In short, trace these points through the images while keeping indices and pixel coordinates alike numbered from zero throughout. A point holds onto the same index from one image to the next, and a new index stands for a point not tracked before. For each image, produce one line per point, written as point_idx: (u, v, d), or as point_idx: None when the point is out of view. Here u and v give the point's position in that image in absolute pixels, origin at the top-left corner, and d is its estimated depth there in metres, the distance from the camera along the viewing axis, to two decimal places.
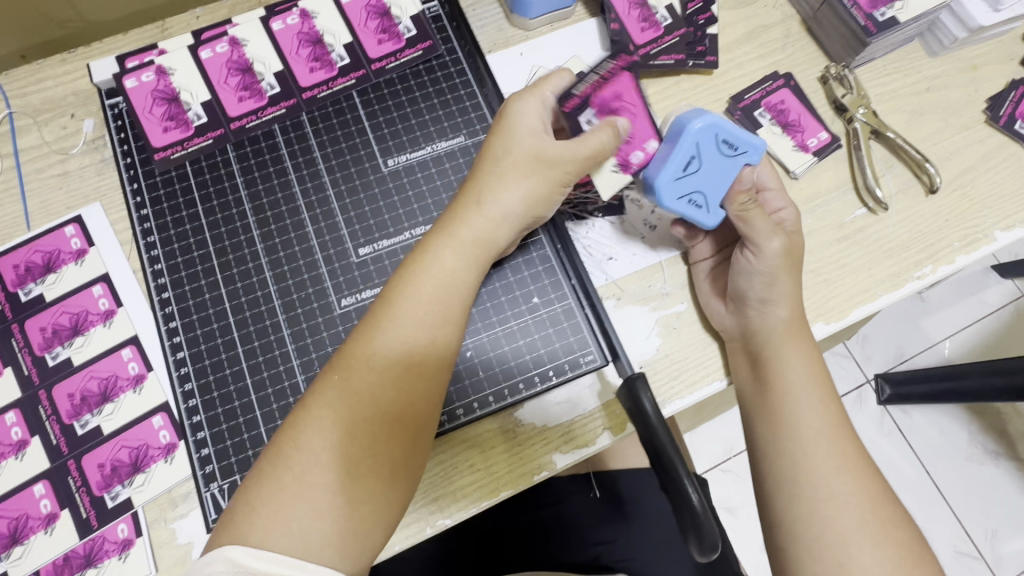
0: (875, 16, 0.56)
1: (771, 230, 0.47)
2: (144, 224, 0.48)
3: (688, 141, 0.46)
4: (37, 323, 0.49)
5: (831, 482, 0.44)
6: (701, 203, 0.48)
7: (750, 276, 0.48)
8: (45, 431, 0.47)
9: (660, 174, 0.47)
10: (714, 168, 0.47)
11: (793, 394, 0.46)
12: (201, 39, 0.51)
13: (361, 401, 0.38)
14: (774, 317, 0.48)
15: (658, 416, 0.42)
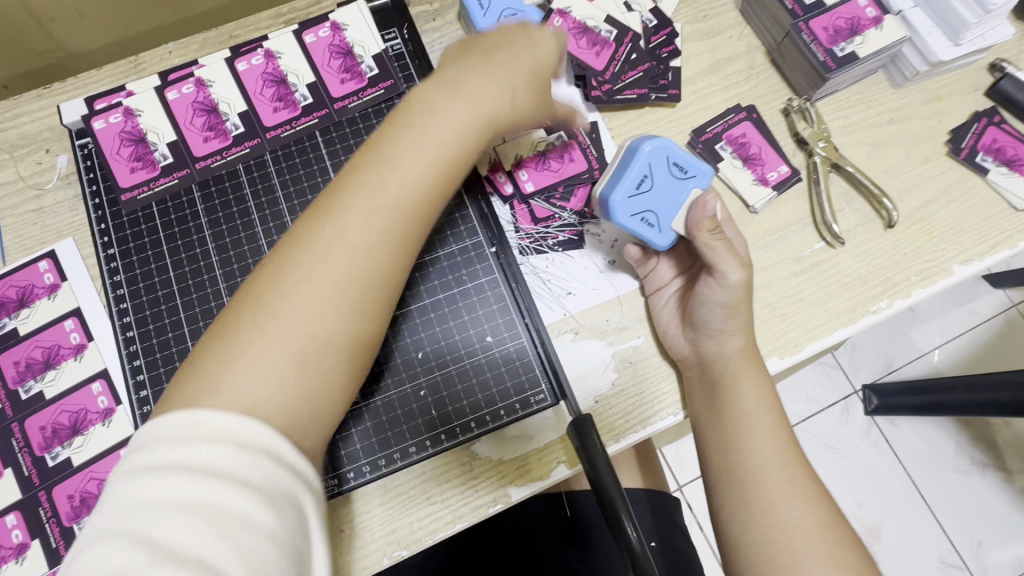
0: (835, 52, 0.56)
1: (735, 260, 0.47)
2: (111, 264, 0.50)
3: (641, 162, 0.49)
4: (10, 356, 0.51)
5: (780, 507, 0.44)
6: (653, 222, 0.50)
7: (712, 305, 0.48)
8: (17, 463, 0.49)
9: (615, 189, 0.49)
10: (667, 189, 0.49)
11: (743, 424, 0.47)
12: (167, 80, 0.52)
13: (362, 248, 0.38)
14: (725, 350, 0.48)
15: (602, 455, 0.43)
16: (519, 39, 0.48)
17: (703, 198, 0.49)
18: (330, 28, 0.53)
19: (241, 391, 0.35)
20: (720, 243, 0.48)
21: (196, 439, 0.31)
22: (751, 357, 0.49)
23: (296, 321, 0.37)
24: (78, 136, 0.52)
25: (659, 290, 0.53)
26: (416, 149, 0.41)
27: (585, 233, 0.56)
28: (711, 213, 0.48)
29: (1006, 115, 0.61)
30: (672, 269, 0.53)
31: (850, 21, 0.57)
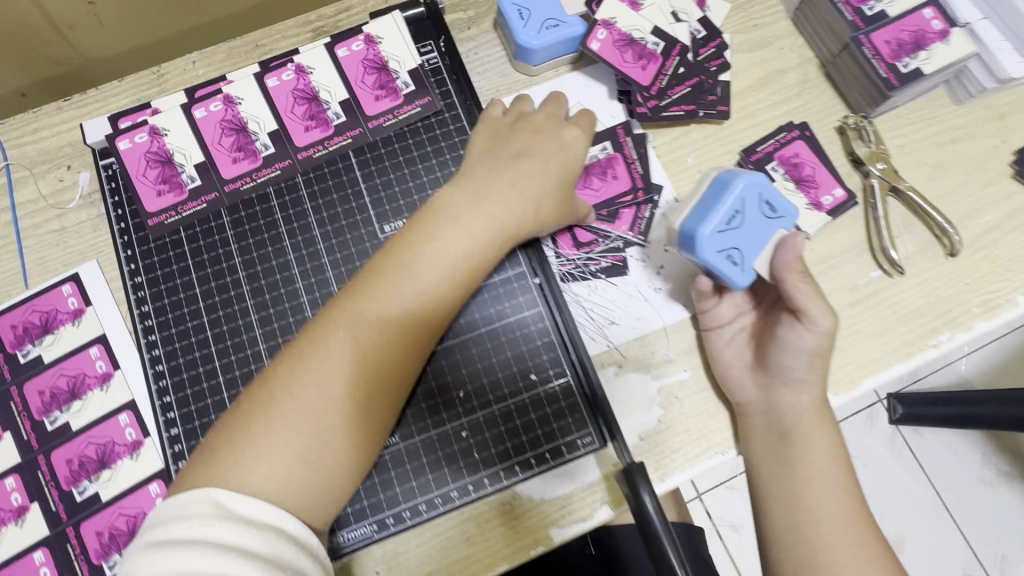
0: (898, 68, 0.53)
1: (827, 308, 0.45)
2: (139, 292, 0.48)
3: (733, 197, 0.47)
4: (35, 386, 0.49)
5: (854, 569, 0.45)
6: (738, 260, 0.47)
7: (798, 354, 0.47)
8: (44, 497, 0.47)
9: (703, 224, 0.46)
10: (757, 227, 0.47)
11: (814, 481, 0.47)
12: (194, 97, 0.49)
13: (379, 349, 0.38)
14: (800, 400, 0.48)
15: (657, 512, 0.42)
16: (553, 135, 0.47)
17: (793, 239, 0.46)
18: (364, 41, 0.51)
19: (247, 487, 0.34)
20: (807, 287, 0.46)
21: (208, 516, 0.33)
22: (823, 411, 0.48)
23: (303, 424, 0.36)
24: (102, 156, 0.50)
25: (718, 327, 0.50)
26: (440, 244, 0.41)
27: (631, 259, 0.53)
28: (799, 254, 0.46)
29: None
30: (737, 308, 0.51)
31: (915, 34, 0.54)
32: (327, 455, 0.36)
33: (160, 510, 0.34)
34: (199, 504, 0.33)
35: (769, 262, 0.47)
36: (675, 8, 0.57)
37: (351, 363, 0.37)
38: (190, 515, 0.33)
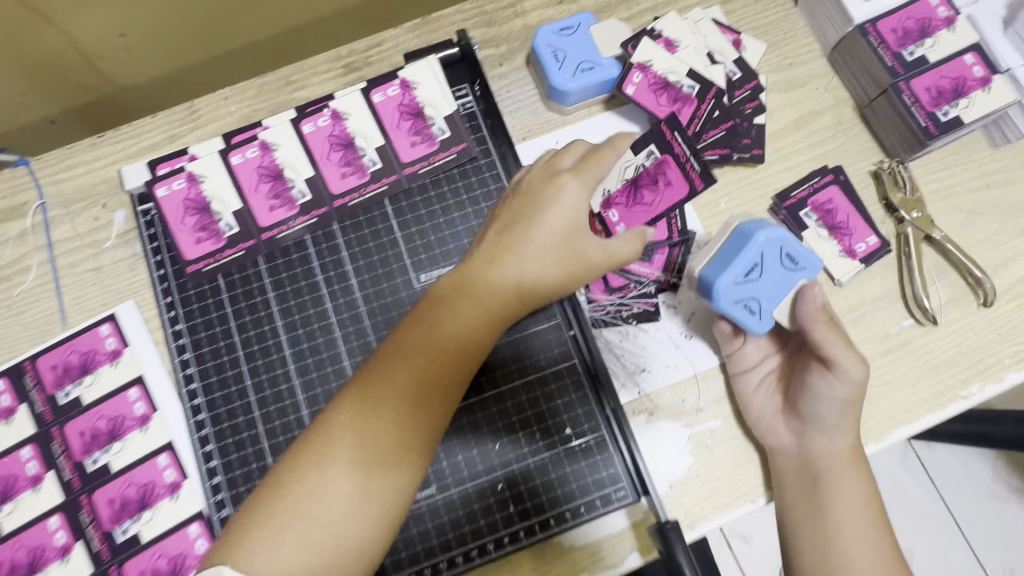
0: (937, 116, 0.52)
1: (854, 356, 0.45)
2: (179, 339, 0.49)
3: (753, 250, 0.45)
4: (76, 426, 0.50)
5: None
6: (755, 308, 0.47)
7: (828, 402, 0.46)
8: (87, 536, 0.48)
9: (721, 274, 0.46)
10: (776, 277, 0.46)
11: (847, 526, 0.46)
12: (232, 143, 0.50)
13: (380, 429, 0.38)
14: (833, 444, 0.47)
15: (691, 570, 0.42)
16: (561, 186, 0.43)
17: (811, 288, 0.46)
18: (399, 87, 0.51)
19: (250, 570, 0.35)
20: (833, 334, 0.45)
21: None
22: (858, 456, 0.47)
23: (307, 504, 0.36)
24: (141, 200, 0.51)
25: (746, 371, 0.51)
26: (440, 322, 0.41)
27: (662, 305, 0.53)
28: (821, 304, 0.46)
29: None
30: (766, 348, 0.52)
31: (955, 81, 0.53)
32: (327, 537, 0.36)
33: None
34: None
35: (789, 311, 0.47)
36: (710, 48, 0.56)
37: (352, 444, 0.37)
38: None
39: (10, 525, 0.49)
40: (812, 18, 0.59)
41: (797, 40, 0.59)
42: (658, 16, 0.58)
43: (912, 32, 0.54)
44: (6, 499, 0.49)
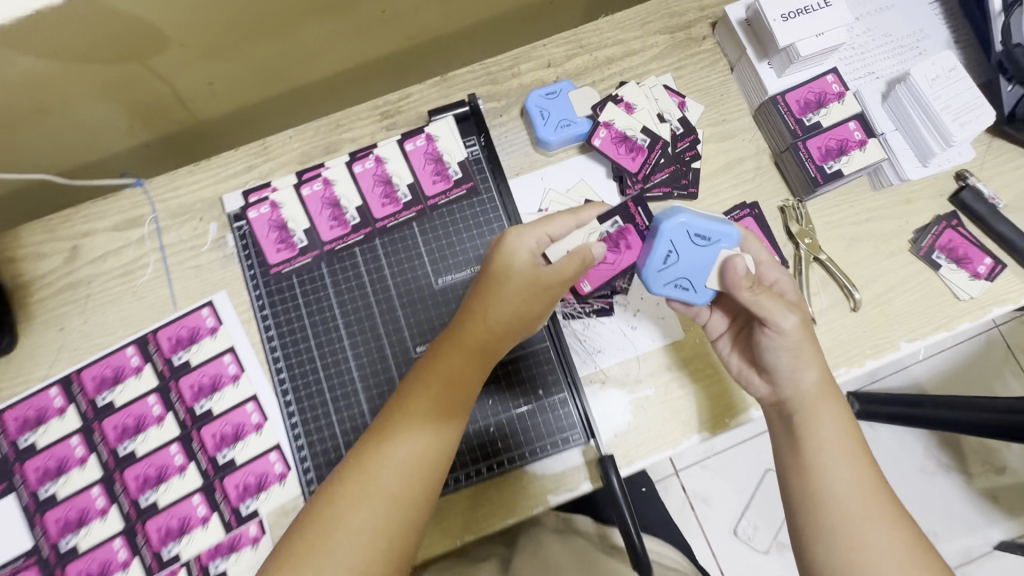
0: (824, 169, 0.70)
1: (780, 309, 0.57)
2: (265, 320, 0.70)
3: (665, 240, 0.64)
4: (187, 381, 0.70)
5: (866, 531, 0.53)
6: (687, 284, 0.65)
7: (777, 352, 0.59)
8: (198, 459, 0.68)
9: (647, 267, 0.65)
10: (691, 254, 0.64)
11: (826, 450, 0.57)
12: (302, 179, 0.71)
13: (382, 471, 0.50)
14: (802, 383, 0.59)
15: (620, 486, 0.63)
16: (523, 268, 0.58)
17: (732, 262, 0.61)
18: (425, 139, 0.71)
19: None
20: (761, 296, 0.58)
21: None
22: (824, 392, 0.59)
23: (324, 538, 0.47)
24: (236, 219, 0.72)
25: (719, 337, 0.68)
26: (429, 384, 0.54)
27: (616, 304, 0.72)
28: (744, 270, 0.60)
29: (964, 218, 0.75)
30: (725, 317, 0.68)
31: (840, 142, 0.71)
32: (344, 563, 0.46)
33: None
34: None
35: (717, 277, 0.64)
36: (661, 110, 0.74)
37: (356, 485, 0.49)
38: None
39: (143, 449, 0.68)
40: (742, 85, 0.77)
41: (731, 102, 0.77)
42: (622, 82, 0.76)
43: (812, 103, 0.71)
44: (139, 431, 0.68)
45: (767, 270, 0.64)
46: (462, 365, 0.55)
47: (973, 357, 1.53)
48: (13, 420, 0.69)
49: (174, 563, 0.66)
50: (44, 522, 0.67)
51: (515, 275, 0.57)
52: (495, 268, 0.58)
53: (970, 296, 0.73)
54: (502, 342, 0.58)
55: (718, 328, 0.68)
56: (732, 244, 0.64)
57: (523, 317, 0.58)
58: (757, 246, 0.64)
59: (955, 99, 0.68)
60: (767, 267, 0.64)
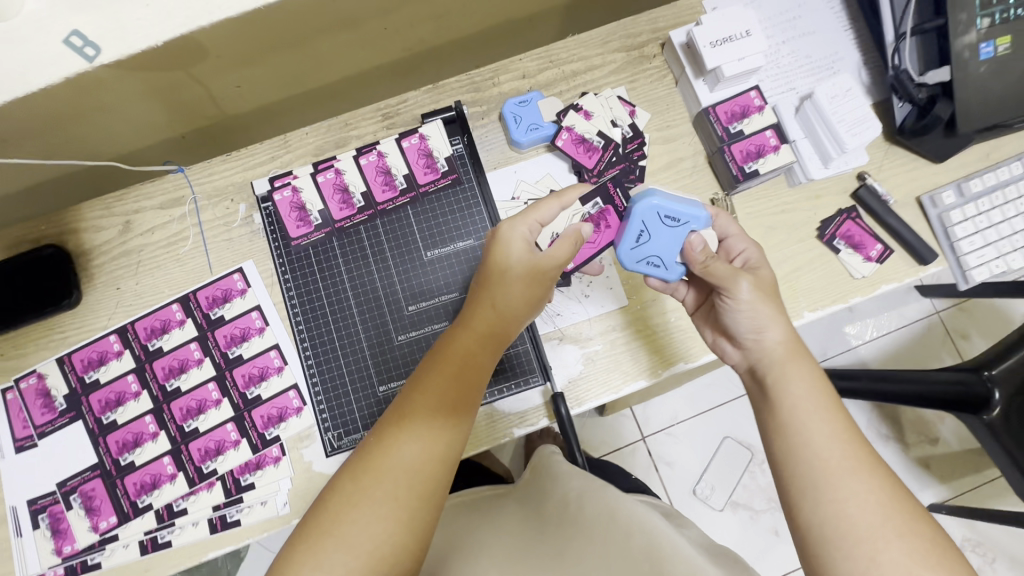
0: (745, 168, 0.86)
1: (730, 275, 0.68)
2: (287, 285, 0.85)
3: (637, 220, 0.78)
4: (222, 332, 0.85)
5: (848, 483, 0.58)
6: (658, 261, 0.78)
7: (738, 315, 0.69)
8: (231, 394, 0.84)
9: (622, 245, 0.78)
10: (662, 233, 0.77)
11: (798, 406, 0.63)
12: (318, 168, 0.86)
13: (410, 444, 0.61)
14: (764, 343, 0.68)
15: (568, 418, 0.81)
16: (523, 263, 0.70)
17: (691, 241, 0.75)
18: (419, 137, 0.86)
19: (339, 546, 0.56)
20: (716, 266, 0.70)
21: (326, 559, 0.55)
22: (789, 350, 0.67)
23: (354, 509, 0.58)
24: (263, 200, 0.87)
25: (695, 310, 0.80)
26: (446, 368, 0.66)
27: (573, 276, 0.88)
28: (701, 248, 0.74)
29: (862, 212, 0.90)
30: (697, 293, 0.80)
31: (758, 147, 0.86)
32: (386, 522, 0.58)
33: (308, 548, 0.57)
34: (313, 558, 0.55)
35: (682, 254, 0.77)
36: (614, 117, 0.90)
37: (385, 457, 0.60)
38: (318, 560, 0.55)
39: (186, 386, 0.84)
40: (685, 97, 0.92)
41: (675, 111, 0.92)
42: (584, 93, 0.91)
43: (737, 114, 0.87)
44: (182, 371, 0.84)
45: (734, 243, 0.76)
46: (468, 352, 0.67)
47: (914, 339, 1.70)
48: (80, 360, 0.84)
49: (212, 476, 0.82)
50: (107, 442, 0.83)
51: (510, 274, 0.69)
52: (498, 263, 0.70)
53: (863, 274, 0.89)
54: (510, 325, 0.70)
55: (693, 301, 0.80)
56: (700, 224, 0.77)
57: (523, 306, 0.69)
58: (725, 220, 0.78)
59: (849, 114, 0.84)
60: (734, 241, 0.76)
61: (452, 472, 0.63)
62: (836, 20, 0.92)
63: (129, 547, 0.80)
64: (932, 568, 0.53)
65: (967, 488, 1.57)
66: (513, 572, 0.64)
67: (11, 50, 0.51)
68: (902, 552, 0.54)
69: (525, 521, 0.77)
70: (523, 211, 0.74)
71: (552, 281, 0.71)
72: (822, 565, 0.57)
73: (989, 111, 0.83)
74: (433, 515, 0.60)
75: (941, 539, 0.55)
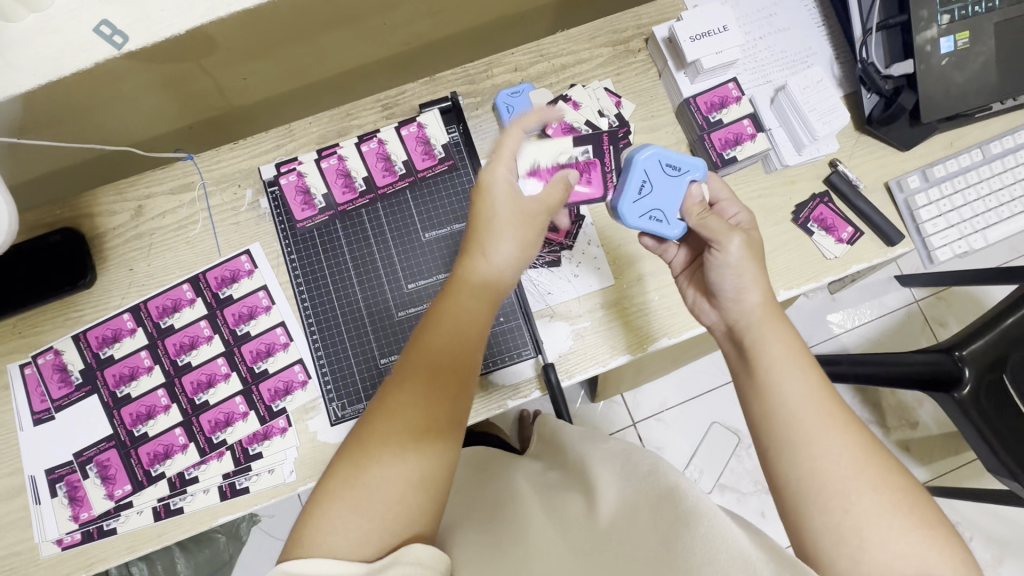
0: (724, 155, 0.92)
1: (728, 231, 0.74)
2: (294, 264, 0.90)
3: (640, 168, 0.83)
4: (230, 310, 0.90)
5: (823, 440, 0.61)
6: (661, 216, 0.82)
7: (724, 271, 0.74)
8: (239, 369, 0.88)
9: (624, 195, 0.83)
10: (662, 183, 0.83)
11: (774, 367, 0.67)
12: (322, 154, 0.91)
13: (415, 397, 0.64)
14: (744, 307, 0.73)
15: (557, 383, 0.86)
16: (509, 213, 0.74)
17: (692, 190, 0.82)
18: (417, 125, 0.92)
19: (352, 507, 0.58)
20: (713, 219, 0.76)
21: (340, 522, 0.57)
22: (768, 312, 0.71)
23: (363, 469, 0.60)
24: (270, 184, 0.92)
25: (680, 271, 0.86)
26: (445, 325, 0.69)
27: (563, 257, 0.93)
28: (698, 199, 0.81)
29: (834, 196, 0.96)
30: (687, 252, 0.85)
31: (736, 135, 0.93)
32: (396, 474, 0.59)
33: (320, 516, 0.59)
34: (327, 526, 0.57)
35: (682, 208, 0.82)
36: (601, 107, 0.95)
37: (390, 414, 0.63)
38: (332, 524, 0.57)
39: (197, 361, 0.88)
40: (667, 88, 0.98)
41: (658, 102, 0.98)
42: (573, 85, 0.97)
43: (716, 104, 0.93)
44: (193, 347, 0.89)
45: (726, 206, 0.81)
46: (466, 307, 0.71)
47: (894, 327, 1.76)
48: (95, 337, 0.88)
49: (222, 446, 0.86)
50: (121, 414, 0.87)
51: (498, 221, 0.73)
52: (486, 214, 0.74)
53: (834, 255, 0.94)
54: (502, 276, 0.74)
55: (681, 261, 0.85)
56: (700, 173, 0.83)
57: (514, 256, 0.74)
58: (716, 183, 0.82)
59: (820, 103, 0.90)
60: (727, 204, 0.81)
61: (457, 427, 0.65)
62: (810, 17, 0.98)
63: (143, 514, 0.85)
64: (900, 519, 0.56)
65: (945, 470, 1.64)
66: (519, 520, 0.69)
67: (46, 40, 0.56)
68: (874, 502, 0.57)
69: (541, 474, 0.82)
70: (494, 153, 0.76)
71: (541, 222, 0.76)
72: (800, 520, 0.60)
73: (950, 101, 0.91)
74: (446, 469, 0.62)
75: (910, 490, 0.59)
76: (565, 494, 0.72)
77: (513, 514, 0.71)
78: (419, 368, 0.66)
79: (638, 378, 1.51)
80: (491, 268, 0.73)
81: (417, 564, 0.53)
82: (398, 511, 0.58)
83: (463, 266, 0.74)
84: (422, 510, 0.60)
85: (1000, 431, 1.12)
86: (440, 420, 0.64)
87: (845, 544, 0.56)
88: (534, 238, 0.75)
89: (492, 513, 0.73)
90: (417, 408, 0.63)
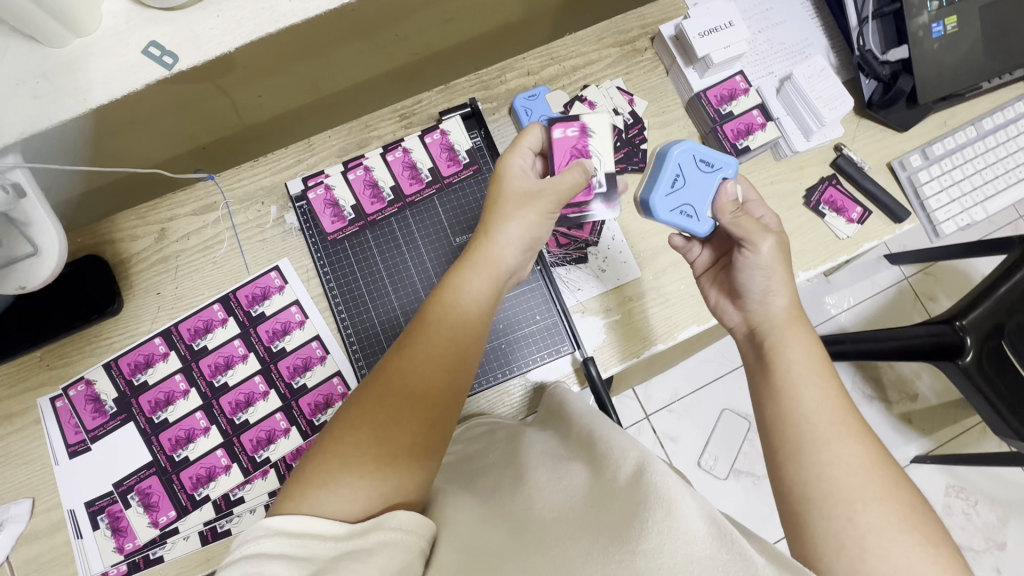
0: (738, 145, 0.95)
1: (761, 233, 0.72)
2: (326, 272, 0.91)
3: (672, 163, 0.83)
4: (264, 327, 0.89)
5: (836, 449, 0.60)
6: (690, 213, 0.82)
7: (753, 271, 0.73)
8: (277, 386, 0.88)
9: (656, 189, 0.82)
10: (696, 179, 0.82)
11: (793, 369, 0.67)
12: (348, 166, 0.93)
13: (409, 369, 0.64)
14: (770, 309, 0.73)
15: (597, 376, 0.87)
16: (518, 196, 0.75)
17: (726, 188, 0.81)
18: (440, 133, 0.94)
19: (342, 466, 0.57)
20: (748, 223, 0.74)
21: (326, 484, 0.56)
22: (792, 317, 0.71)
23: (359, 432, 0.60)
24: (297, 198, 0.93)
25: (704, 272, 0.86)
26: (454, 304, 0.70)
27: (589, 254, 0.95)
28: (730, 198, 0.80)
29: (841, 178, 1.00)
30: (711, 253, 0.85)
31: (746, 126, 0.96)
32: (388, 440, 0.59)
33: (312, 476, 0.57)
34: (311, 487, 0.55)
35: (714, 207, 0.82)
36: (615, 105, 0.98)
37: (389, 383, 0.63)
38: (314, 487, 0.55)
39: (234, 380, 0.88)
40: (676, 85, 1.01)
41: (668, 99, 1.02)
42: (584, 86, 0.99)
43: (726, 97, 0.96)
44: (228, 367, 0.88)
45: (755, 207, 0.82)
46: (470, 286, 0.71)
47: (889, 304, 1.82)
48: (127, 364, 0.87)
49: (266, 464, 0.86)
50: (160, 440, 0.86)
51: (504, 205, 0.74)
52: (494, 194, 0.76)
53: (847, 235, 0.98)
54: (503, 255, 0.73)
55: (704, 261, 0.86)
56: (731, 171, 0.83)
57: (521, 241, 0.74)
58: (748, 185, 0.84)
59: (826, 91, 0.93)
60: (755, 205, 0.82)
61: (454, 405, 0.65)
62: (803, 11, 1.03)
63: (189, 539, 0.83)
64: (907, 531, 0.55)
65: (946, 439, 1.68)
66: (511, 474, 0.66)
67: (93, 63, 0.56)
68: (880, 514, 0.56)
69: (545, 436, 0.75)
70: (509, 146, 0.79)
71: (550, 204, 0.75)
72: (802, 527, 0.59)
73: (942, 83, 0.95)
74: (437, 445, 0.62)
75: (917, 505, 0.57)
76: (566, 455, 0.65)
77: (517, 480, 0.64)
78: (428, 344, 0.66)
79: (655, 369, 1.54)
80: (500, 250, 0.73)
81: (399, 529, 0.53)
82: (391, 476, 0.58)
83: (473, 248, 0.74)
84: (413, 482, 0.59)
85: (1001, 391, 1.16)
86: (436, 394, 0.64)
87: (845, 554, 0.55)
88: (539, 222, 0.75)
89: (496, 482, 0.66)
90: (416, 382, 0.64)
